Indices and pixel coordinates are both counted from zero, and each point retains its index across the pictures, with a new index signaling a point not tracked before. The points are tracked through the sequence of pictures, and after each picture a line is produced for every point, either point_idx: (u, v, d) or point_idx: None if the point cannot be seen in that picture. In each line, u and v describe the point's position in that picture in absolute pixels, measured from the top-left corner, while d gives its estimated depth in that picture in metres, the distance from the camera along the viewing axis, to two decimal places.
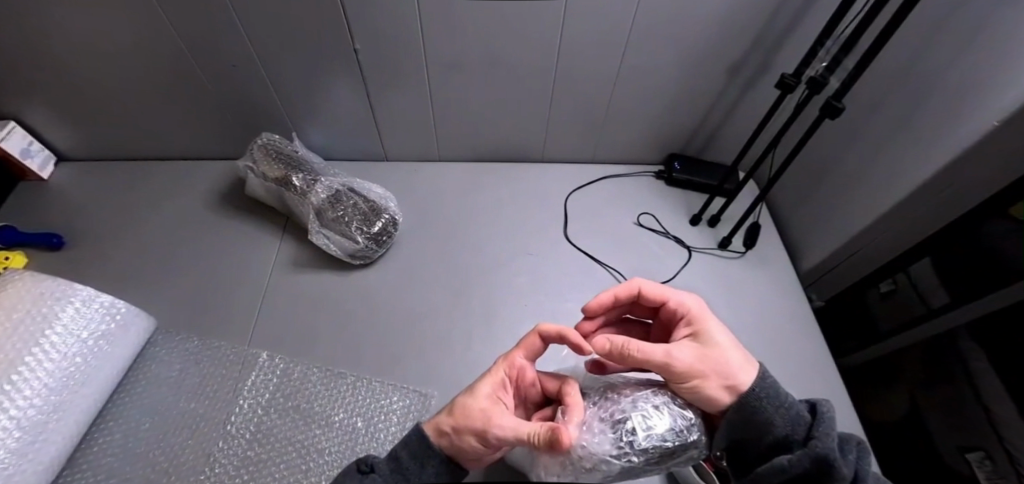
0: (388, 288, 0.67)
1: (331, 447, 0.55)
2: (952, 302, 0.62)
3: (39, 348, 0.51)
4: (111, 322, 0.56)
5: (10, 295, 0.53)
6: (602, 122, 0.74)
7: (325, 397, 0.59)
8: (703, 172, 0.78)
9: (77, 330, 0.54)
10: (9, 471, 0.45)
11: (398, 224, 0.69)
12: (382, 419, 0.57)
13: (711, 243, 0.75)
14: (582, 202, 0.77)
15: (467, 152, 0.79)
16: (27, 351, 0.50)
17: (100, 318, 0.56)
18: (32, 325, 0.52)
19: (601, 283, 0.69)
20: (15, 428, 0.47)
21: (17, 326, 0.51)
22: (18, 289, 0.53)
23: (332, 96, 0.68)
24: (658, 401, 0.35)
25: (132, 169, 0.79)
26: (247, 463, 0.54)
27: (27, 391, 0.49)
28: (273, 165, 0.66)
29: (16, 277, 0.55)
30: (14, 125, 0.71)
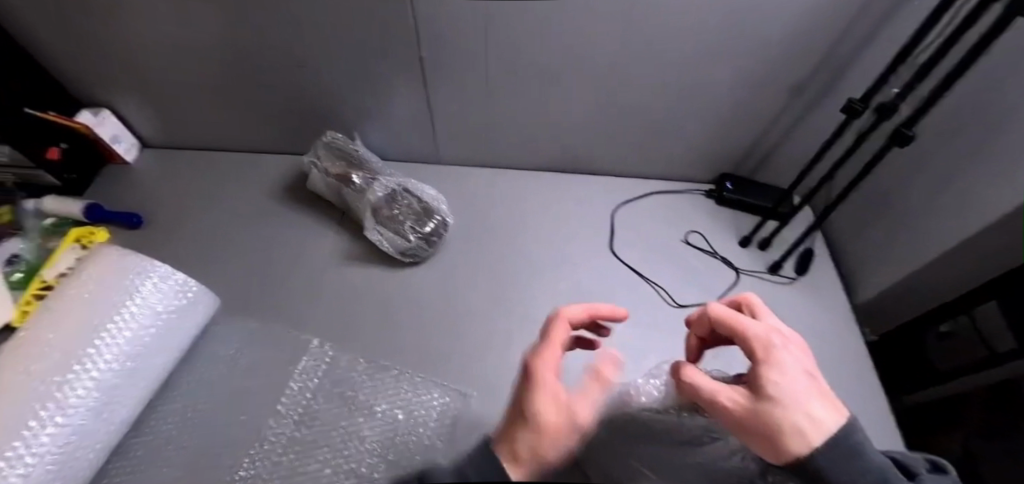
0: (434, 287, 0.69)
1: (372, 437, 0.57)
2: (1015, 350, 0.56)
3: (123, 316, 0.56)
4: (184, 298, 0.61)
5: (99, 267, 0.58)
6: (654, 137, 0.74)
7: (370, 387, 0.61)
8: (756, 194, 0.77)
9: (154, 303, 0.58)
10: (85, 427, 0.50)
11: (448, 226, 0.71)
12: (422, 413, 0.58)
13: (760, 266, 0.73)
14: (629, 215, 0.77)
15: (516, 160, 0.81)
16: (109, 318, 0.55)
17: (176, 294, 0.60)
18: (115, 295, 0.56)
19: (645, 298, 0.68)
20: (94, 389, 0.51)
21: (102, 295, 0.56)
22: (105, 262, 0.58)
23: (393, 99, 0.71)
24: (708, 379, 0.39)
25: (206, 158, 0.85)
26: (295, 442, 0.56)
27: (108, 355, 0.53)
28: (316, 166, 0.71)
29: (105, 250, 0.60)
30: (107, 112, 0.78)
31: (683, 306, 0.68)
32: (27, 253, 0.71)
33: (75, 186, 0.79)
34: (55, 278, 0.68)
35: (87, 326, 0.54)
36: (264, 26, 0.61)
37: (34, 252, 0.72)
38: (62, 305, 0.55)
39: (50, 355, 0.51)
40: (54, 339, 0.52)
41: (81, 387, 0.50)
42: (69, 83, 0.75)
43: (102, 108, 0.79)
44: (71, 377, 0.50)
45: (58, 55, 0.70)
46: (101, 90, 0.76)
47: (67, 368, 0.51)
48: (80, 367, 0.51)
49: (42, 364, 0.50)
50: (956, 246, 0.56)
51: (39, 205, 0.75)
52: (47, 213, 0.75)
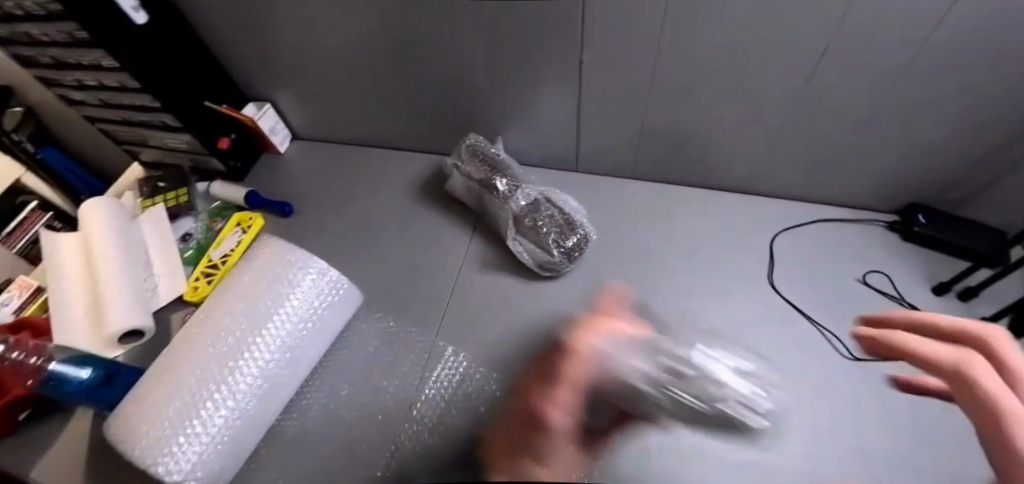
0: (570, 304, 0.65)
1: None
2: None
3: (285, 308, 0.58)
4: (335, 295, 0.62)
5: (265, 258, 0.61)
6: (832, 159, 0.64)
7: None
8: (961, 233, 0.64)
9: (311, 298, 0.60)
10: (248, 411, 0.53)
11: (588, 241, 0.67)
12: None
13: (963, 321, 0.60)
14: (790, 245, 0.68)
15: (659, 174, 0.75)
16: (275, 310, 0.58)
17: (328, 291, 0.62)
18: (277, 288, 0.59)
19: (812, 344, 0.60)
20: (259, 377, 0.55)
21: (268, 286, 0.59)
22: (270, 252, 0.61)
23: (541, 104, 0.69)
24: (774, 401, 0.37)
25: (346, 153, 0.89)
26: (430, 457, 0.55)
27: (271, 346, 0.56)
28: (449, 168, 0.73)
29: (270, 241, 0.63)
30: (268, 106, 0.84)
31: (859, 358, 0.59)
32: (198, 233, 0.79)
33: (237, 173, 0.85)
34: (221, 258, 0.75)
35: (256, 316, 0.57)
36: (427, 29, 0.61)
37: (203, 232, 0.79)
38: (235, 291, 0.59)
39: (225, 339, 0.55)
40: (230, 324, 0.56)
41: (248, 374, 0.54)
42: (241, 79, 0.82)
43: (264, 102, 0.85)
44: (240, 364, 0.54)
45: (237, 54, 0.76)
46: (267, 86, 0.82)
47: (240, 353, 0.55)
48: (247, 355, 0.55)
49: (218, 347, 0.55)
50: None
51: (208, 188, 0.83)
52: (214, 197, 0.83)
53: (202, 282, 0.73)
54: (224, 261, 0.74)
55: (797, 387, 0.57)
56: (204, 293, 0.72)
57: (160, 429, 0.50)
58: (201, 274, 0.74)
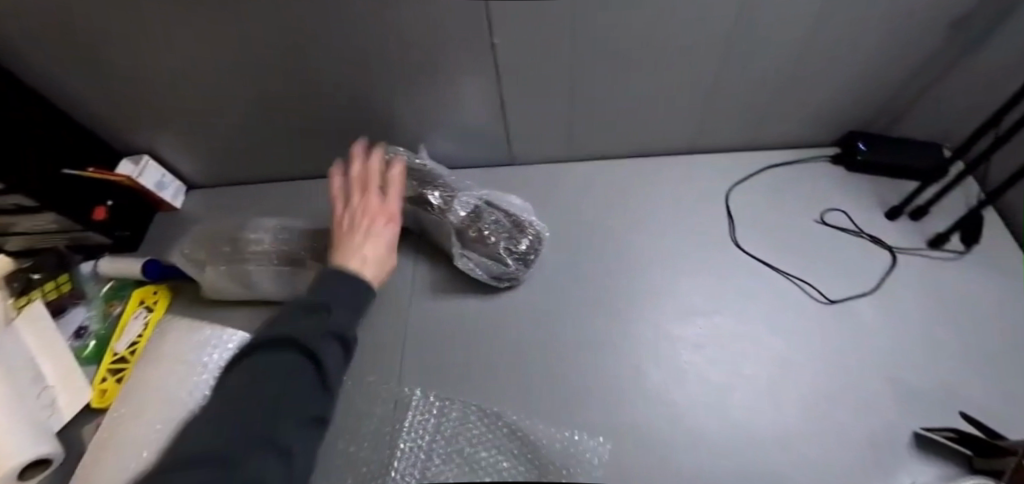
0: (539, 310, 0.60)
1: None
2: None
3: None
4: None
5: (172, 342, 0.53)
6: (768, 104, 0.62)
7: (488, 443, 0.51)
8: (902, 153, 0.64)
9: None
10: None
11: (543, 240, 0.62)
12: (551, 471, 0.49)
13: (919, 242, 0.60)
14: (744, 199, 0.66)
15: (601, 150, 0.70)
16: (195, 398, 0.48)
17: None
18: (193, 371, 0.50)
19: (783, 296, 0.59)
20: None
21: (181, 373, 0.50)
22: (188, 331, 0.54)
23: (460, 102, 0.62)
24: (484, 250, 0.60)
25: (257, 192, 0.78)
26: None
27: None
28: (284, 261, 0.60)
29: (172, 322, 0.56)
30: (147, 158, 0.72)
31: (836, 301, 0.58)
32: (94, 322, 0.67)
33: (127, 243, 0.73)
34: (127, 349, 0.63)
35: (170, 412, 0.47)
36: (314, 39, 0.51)
37: (99, 320, 0.67)
38: (152, 382, 0.50)
39: (137, 454, 0.45)
40: (153, 422, 0.46)
41: None
42: (104, 134, 0.69)
43: (141, 154, 0.72)
44: None
45: (91, 101, 0.63)
46: (139, 136, 0.69)
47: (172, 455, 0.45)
48: None
49: (129, 466, 0.44)
50: None
51: (96, 267, 0.70)
52: (105, 277, 0.70)
53: (109, 380, 0.62)
54: (132, 352, 0.63)
55: (778, 345, 0.56)
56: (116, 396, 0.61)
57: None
58: (106, 372, 0.62)
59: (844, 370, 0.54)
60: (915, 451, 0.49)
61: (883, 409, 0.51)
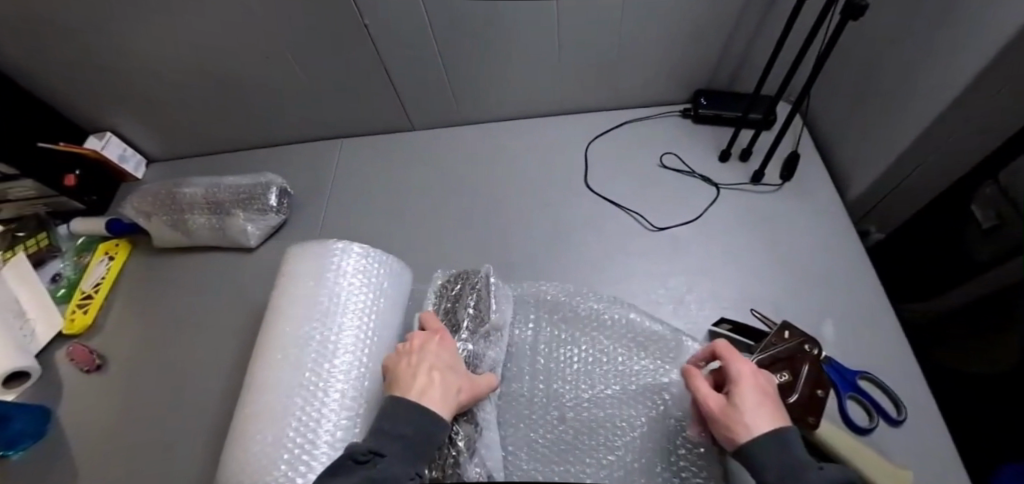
0: (422, 244, 0.72)
1: (576, 374, 0.52)
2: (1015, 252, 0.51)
3: (351, 300, 0.49)
4: (384, 272, 0.53)
5: (308, 259, 0.52)
6: (614, 68, 0.73)
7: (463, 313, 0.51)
8: (730, 104, 0.75)
9: (365, 283, 0.51)
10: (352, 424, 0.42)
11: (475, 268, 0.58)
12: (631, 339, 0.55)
13: (742, 178, 0.71)
14: (604, 150, 0.78)
15: (488, 112, 0.83)
16: (337, 318, 0.48)
17: (376, 269, 0.53)
18: (328, 279, 0.50)
19: (624, 225, 0.70)
20: (345, 401, 0.43)
21: (320, 278, 0.50)
22: (303, 255, 0.52)
23: (356, 76, 0.74)
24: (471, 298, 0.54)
25: (206, 163, 0.92)
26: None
27: (339, 362, 0.45)
28: (213, 211, 0.73)
29: (301, 245, 0.54)
30: (110, 134, 0.86)
31: (660, 228, 0.69)
32: (68, 271, 0.81)
33: (96, 207, 0.87)
34: (93, 287, 0.77)
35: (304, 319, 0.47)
36: (227, 25, 0.64)
37: (73, 268, 0.82)
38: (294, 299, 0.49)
39: (286, 360, 0.45)
40: (293, 337, 0.47)
41: (335, 395, 0.43)
42: (73, 114, 0.83)
43: (105, 132, 0.87)
44: (322, 385, 0.43)
45: (60, 87, 0.77)
46: (102, 115, 0.83)
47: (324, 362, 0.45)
48: (320, 371, 0.44)
49: (281, 374, 0.44)
50: (930, 123, 0.55)
51: (69, 227, 0.84)
52: (77, 234, 0.84)
53: (76, 312, 0.75)
54: (97, 290, 0.77)
55: (615, 264, 0.67)
56: (83, 323, 0.74)
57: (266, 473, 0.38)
58: (75, 306, 0.76)
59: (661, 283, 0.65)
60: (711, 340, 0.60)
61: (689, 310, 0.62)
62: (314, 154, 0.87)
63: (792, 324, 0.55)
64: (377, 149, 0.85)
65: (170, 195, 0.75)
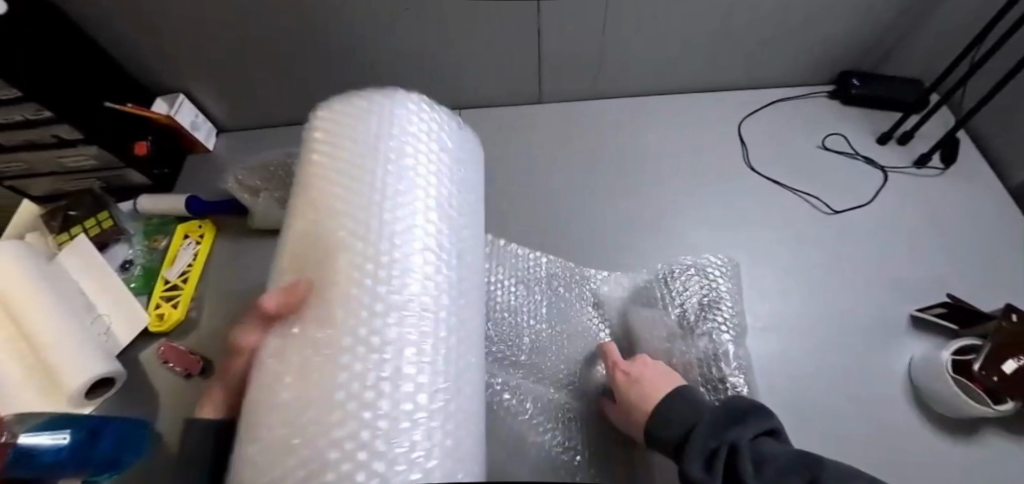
0: (581, 226, 0.66)
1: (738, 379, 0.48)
2: None
3: (410, 200, 0.38)
4: (437, 170, 0.41)
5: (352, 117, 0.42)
6: (776, 41, 0.68)
7: (714, 313, 0.49)
8: (888, 86, 0.72)
9: (424, 182, 0.39)
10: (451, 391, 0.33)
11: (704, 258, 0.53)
12: (842, 332, 0.58)
13: (905, 162, 0.69)
14: (756, 129, 0.73)
15: (625, 87, 0.77)
16: (394, 235, 0.36)
17: (428, 155, 0.41)
18: (368, 185, 0.38)
19: (795, 207, 0.67)
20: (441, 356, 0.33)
21: (353, 187, 0.38)
22: (336, 115, 0.43)
23: (498, 39, 0.65)
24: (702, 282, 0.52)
25: (291, 134, 0.80)
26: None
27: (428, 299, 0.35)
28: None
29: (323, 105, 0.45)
30: (182, 97, 0.73)
31: (838, 212, 0.66)
32: (139, 257, 0.68)
33: (165, 182, 0.74)
34: (178, 276, 0.65)
35: (360, 240, 0.35)
36: None
37: (146, 255, 0.68)
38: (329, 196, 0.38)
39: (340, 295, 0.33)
40: (336, 270, 0.34)
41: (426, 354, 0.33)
42: (140, 70, 0.69)
43: (175, 93, 0.73)
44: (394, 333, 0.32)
45: (133, 35, 0.64)
46: (176, 73, 0.70)
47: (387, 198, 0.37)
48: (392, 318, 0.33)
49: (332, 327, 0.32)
50: None
51: (135, 205, 0.71)
52: (144, 214, 0.71)
53: (161, 306, 0.63)
54: (184, 279, 0.65)
55: (794, 248, 0.64)
56: (174, 319, 0.62)
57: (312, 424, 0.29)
58: (158, 299, 0.64)
59: (842, 269, 0.63)
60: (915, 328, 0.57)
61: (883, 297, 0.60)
62: None
63: (1015, 306, 0.53)
64: (500, 123, 0.77)
65: (283, 166, 0.64)
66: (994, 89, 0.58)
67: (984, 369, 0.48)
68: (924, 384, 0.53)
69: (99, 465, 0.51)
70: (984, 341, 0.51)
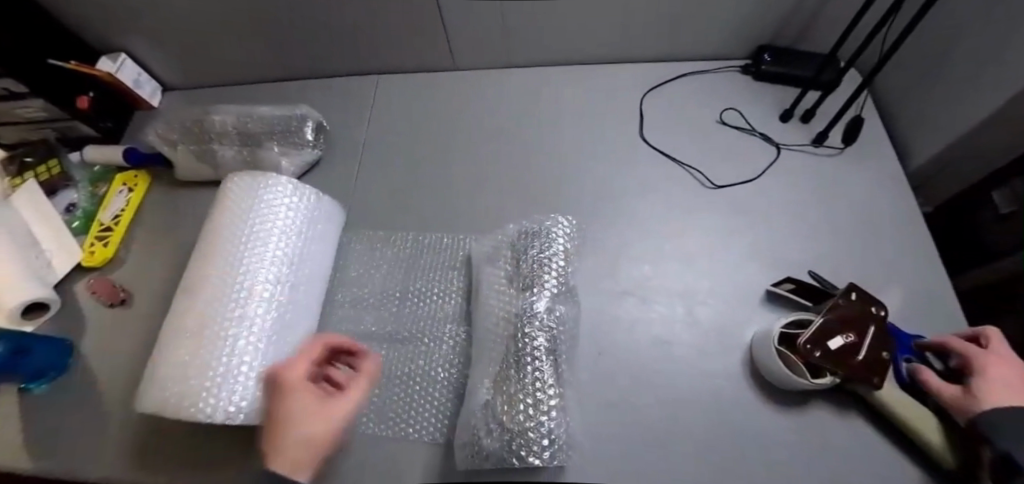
0: (468, 186, 0.69)
1: (544, 341, 0.47)
2: None
3: (273, 248, 0.51)
4: (308, 216, 0.56)
5: (248, 186, 0.54)
6: (676, 16, 0.68)
7: (545, 270, 0.51)
8: (797, 62, 0.71)
9: (293, 231, 0.53)
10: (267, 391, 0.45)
11: (556, 221, 0.56)
12: (699, 301, 0.60)
13: (803, 140, 0.69)
14: (659, 102, 0.74)
15: (537, 57, 0.78)
16: (249, 270, 0.49)
17: (304, 215, 0.55)
18: (255, 222, 0.52)
19: (680, 179, 0.68)
20: (256, 371, 0.45)
21: (241, 219, 0.52)
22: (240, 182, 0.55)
23: (398, 7, 0.67)
24: (543, 238, 0.55)
25: (229, 93, 0.86)
26: (490, 376, 0.47)
27: (258, 319, 0.47)
28: (245, 143, 0.68)
29: (234, 177, 0.55)
30: (124, 55, 0.79)
31: (719, 186, 0.67)
32: (83, 202, 0.76)
33: (112, 134, 0.81)
34: (112, 219, 0.73)
35: (241, 271, 0.49)
36: None
37: (89, 199, 0.77)
38: (226, 247, 0.51)
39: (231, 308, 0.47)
40: (225, 292, 0.48)
41: (246, 367, 0.45)
42: (84, 30, 0.76)
43: (118, 52, 0.79)
44: (238, 335, 0.46)
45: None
46: (116, 34, 0.76)
47: (238, 323, 0.47)
48: (242, 326, 0.47)
49: (210, 331, 0.46)
50: (1010, 97, 0.52)
51: (82, 155, 0.79)
52: (90, 163, 0.79)
53: (94, 245, 0.71)
54: (117, 222, 0.73)
55: (670, 218, 0.66)
56: (104, 256, 0.70)
57: (178, 389, 0.43)
58: (93, 239, 0.72)
59: (717, 240, 0.64)
60: (768, 301, 0.59)
61: (744, 269, 0.61)
62: (344, 91, 0.81)
63: (859, 285, 0.53)
64: (416, 87, 0.80)
65: (198, 122, 0.69)
66: (881, 64, 0.56)
67: (805, 342, 0.49)
68: (758, 354, 0.54)
69: (29, 374, 0.60)
70: (817, 315, 0.52)
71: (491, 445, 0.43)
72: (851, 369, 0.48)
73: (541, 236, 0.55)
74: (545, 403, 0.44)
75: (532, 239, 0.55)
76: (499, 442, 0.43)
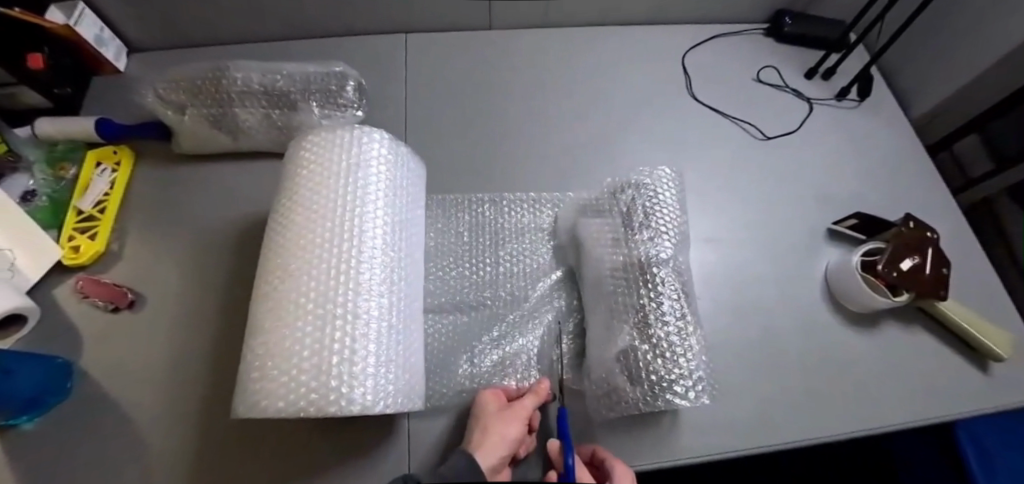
0: (533, 145, 0.66)
1: (676, 285, 0.47)
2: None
3: (374, 205, 0.43)
4: (406, 173, 0.48)
5: (328, 141, 0.45)
6: None
7: (656, 217, 0.51)
8: (815, 25, 0.77)
9: (394, 188, 0.45)
10: (395, 370, 0.38)
11: (662, 173, 0.55)
12: (771, 243, 0.63)
13: (828, 95, 0.76)
14: (698, 61, 0.77)
15: (574, 17, 0.76)
16: (354, 229, 0.40)
17: (403, 171, 0.48)
18: (351, 178, 0.43)
19: (732, 133, 0.71)
20: (378, 348, 0.37)
21: (332, 176, 0.43)
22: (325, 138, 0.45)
23: None
24: (646, 187, 0.53)
25: (221, 56, 0.73)
26: (630, 325, 0.45)
27: (373, 287, 0.39)
28: (273, 105, 0.59)
29: (310, 134, 0.46)
30: (82, 5, 0.63)
31: (769, 137, 0.71)
32: (44, 188, 0.60)
33: (69, 104, 0.66)
34: (95, 206, 0.59)
35: (344, 233, 0.40)
36: None
37: (51, 184, 0.61)
38: (315, 208, 0.41)
39: (326, 272, 0.37)
40: (318, 257, 0.38)
41: (367, 342, 0.36)
42: None
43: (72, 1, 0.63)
44: (353, 309, 0.37)
45: None
46: None
47: (357, 299, 0.37)
48: (358, 293, 0.38)
49: (310, 300, 0.36)
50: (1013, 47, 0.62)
51: (32, 130, 0.62)
52: (47, 140, 0.63)
53: (75, 238, 0.57)
54: (103, 209, 0.60)
55: (731, 169, 0.69)
56: (93, 251, 0.57)
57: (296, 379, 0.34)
58: (71, 231, 0.57)
59: (774, 187, 0.68)
60: (829, 237, 0.64)
61: (803, 210, 0.66)
62: (368, 51, 0.73)
63: (913, 215, 0.59)
64: (451, 45, 0.74)
65: (211, 81, 0.59)
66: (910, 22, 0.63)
67: (885, 267, 0.54)
68: (838, 283, 0.59)
69: (23, 404, 0.46)
70: (885, 243, 0.57)
71: (636, 393, 0.43)
72: (924, 284, 0.54)
73: (646, 184, 0.54)
74: (684, 347, 0.44)
75: (641, 190, 0.53)
76: (643, 389, 0.43)
